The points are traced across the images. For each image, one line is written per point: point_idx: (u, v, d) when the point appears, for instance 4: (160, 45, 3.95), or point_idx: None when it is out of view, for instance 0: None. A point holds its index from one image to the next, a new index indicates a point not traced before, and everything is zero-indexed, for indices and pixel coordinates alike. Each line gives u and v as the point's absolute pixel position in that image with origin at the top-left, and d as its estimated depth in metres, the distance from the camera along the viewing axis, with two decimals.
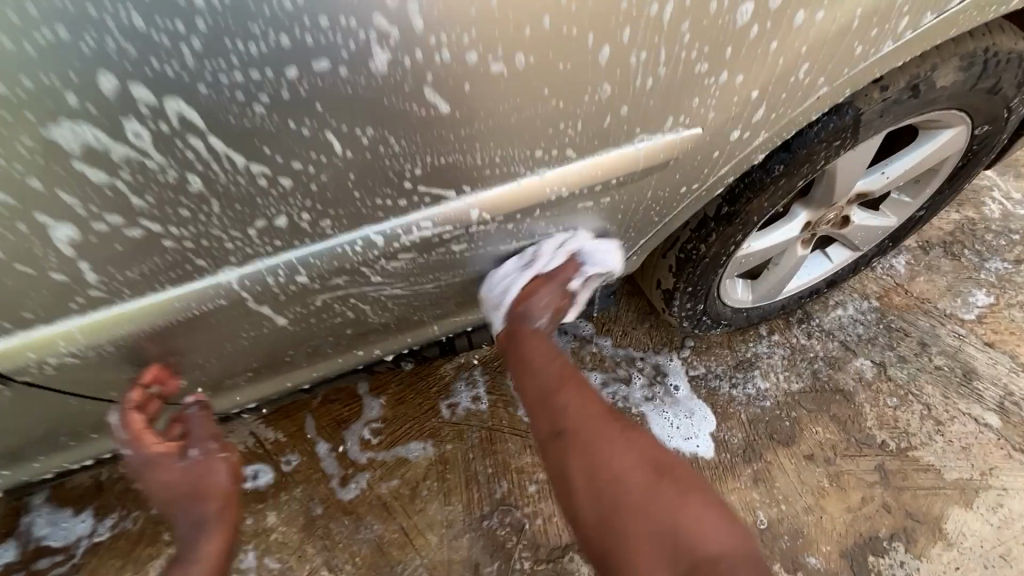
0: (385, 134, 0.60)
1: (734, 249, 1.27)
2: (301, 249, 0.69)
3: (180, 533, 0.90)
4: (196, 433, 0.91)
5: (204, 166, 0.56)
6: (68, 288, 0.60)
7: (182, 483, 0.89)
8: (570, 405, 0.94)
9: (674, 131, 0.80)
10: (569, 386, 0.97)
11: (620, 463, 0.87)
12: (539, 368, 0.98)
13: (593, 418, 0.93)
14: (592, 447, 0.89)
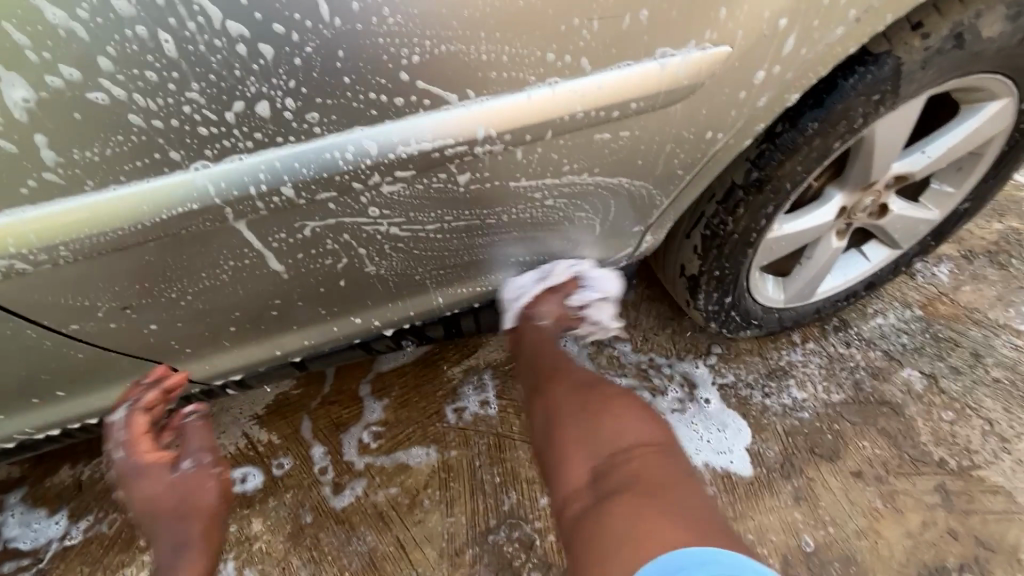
0: (379, 2, 0.55)
1: (765, 224, 1.17)
2: (284, 149, 0.62)
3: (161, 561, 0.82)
4: (194, 444, 0.87)
5: (174, 17, 0.50)
6: (20, 164, 0.54)
7: (165, 500, 0.83)
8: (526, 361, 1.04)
9: (700, 48, 0.72)
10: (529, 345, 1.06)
11: (557, 390, 0.95)
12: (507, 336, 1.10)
13: (543, 355, 1.03)
14: (540, 377, 1.00)
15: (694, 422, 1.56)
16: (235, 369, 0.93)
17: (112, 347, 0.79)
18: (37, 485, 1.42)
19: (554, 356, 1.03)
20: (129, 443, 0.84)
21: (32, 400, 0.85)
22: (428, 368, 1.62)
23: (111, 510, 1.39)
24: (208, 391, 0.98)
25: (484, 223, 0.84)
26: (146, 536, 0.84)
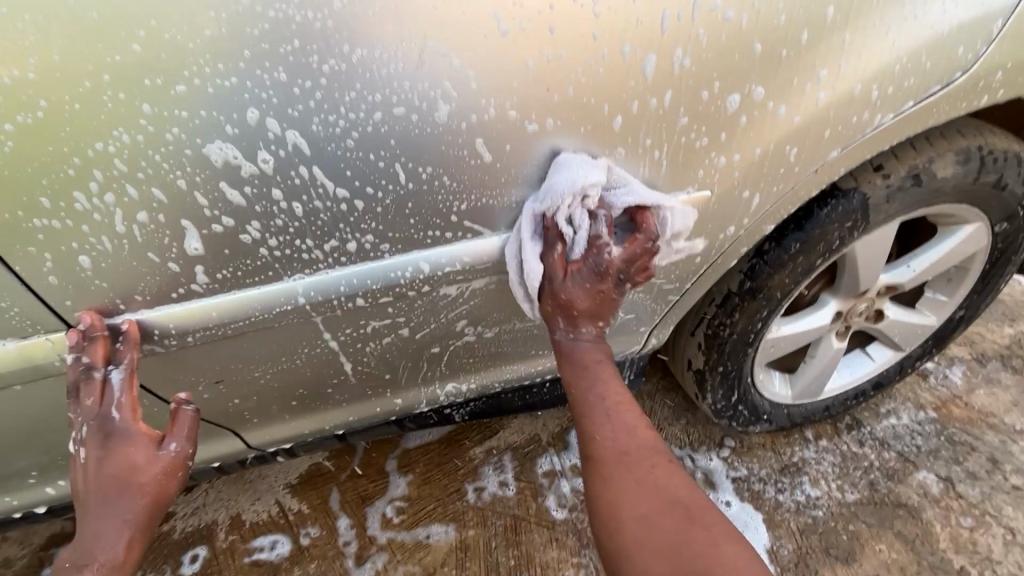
0: (441, 172, 0.75)
1: (761, 326, 1.30)
2: (361, 267, 0.81)
3: (100, 521, 0.82)
4: (180, 433, 0.85)
5: (303, 187, 0.72)
6: (178, 278, 0.75)
7: (134, 474, 0.82)
8: (610, 435, 0.85)
9: (685, 193, 0.91)
10: (620, 415, 0.87)
11: (648, 497, 0.77)
12: (581, 379, 0.92)
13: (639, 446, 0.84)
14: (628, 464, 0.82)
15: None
16: (291, 437, 1.08)
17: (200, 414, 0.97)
18: None
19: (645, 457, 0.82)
20: (117, 408, 0.81)
21: None
22: (451, 448, 1.73)
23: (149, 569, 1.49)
24: (262, 456, 1.12)
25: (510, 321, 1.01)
26: (91, 493, 0.82)
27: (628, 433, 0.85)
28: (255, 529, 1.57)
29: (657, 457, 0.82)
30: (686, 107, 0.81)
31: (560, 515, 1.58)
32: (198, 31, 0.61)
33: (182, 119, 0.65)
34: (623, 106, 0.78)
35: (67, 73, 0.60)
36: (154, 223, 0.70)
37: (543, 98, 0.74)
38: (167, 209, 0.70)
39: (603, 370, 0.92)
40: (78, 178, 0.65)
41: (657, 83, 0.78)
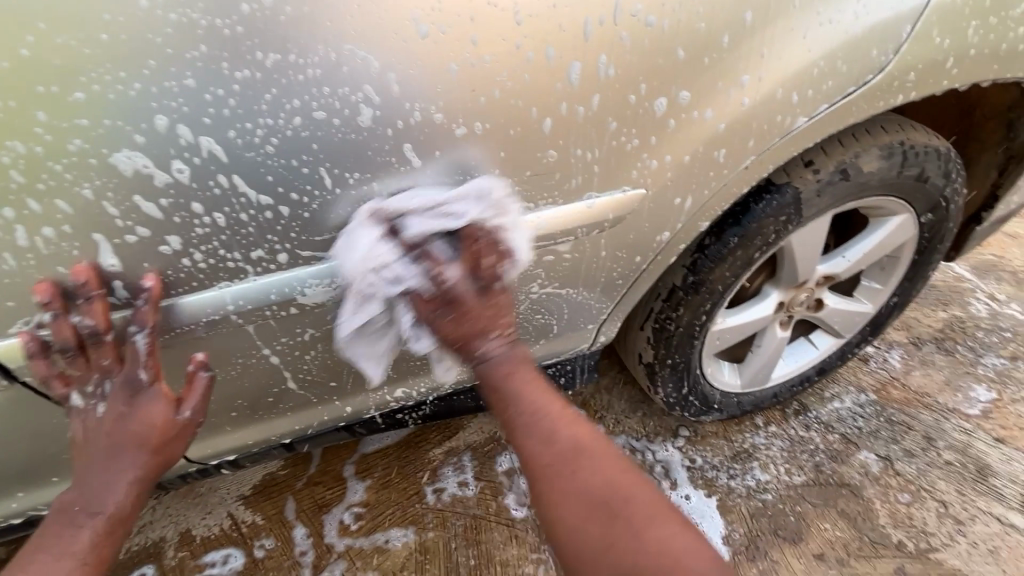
0: (369, 177, 0.74)
1: (705, 318, 1.34)
2: (290, 272, 0.78)
3: (112, 467, 0.80)
4: (192, 401, 0.81)
5: (223, 196, 0.69)
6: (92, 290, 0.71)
7: (150, 435, 0.80)
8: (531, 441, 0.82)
9: (621, 190, 0.92)
10: (536, 415, 0.83)
11: (579, 496, 0.77)
12: (493, 395, 0.86)
13: (567, 449, 0.81)
14: (557, 477, 0.79)
15: None
16: (234, 449, 1.05)
17: None
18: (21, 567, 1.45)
19: (570, 458, 0.80)
20: (138, 369, 0.77)
21: (50, 480, 0.96)
22: (411, 450, 1.72)
23: None
24: (205, 470, 1.09)
25: None
26: (103, 442, 0.79)
27: (553, 437, 0.82)
28: (206, 544, 1.52)
29: (581, 452, 0.80)
30: (614, 110, 0.83)
31: (520, 514, 1.58)
32: (94, 36, 0.58)
33: (84, 127, 0.61)
34: (551, 109, 0.79)
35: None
36: (60, 236, 0.66)
37: (470, 103, 0.73)
38: (74, 220, 0.66)
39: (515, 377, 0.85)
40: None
41: (584, 86, 0.78)
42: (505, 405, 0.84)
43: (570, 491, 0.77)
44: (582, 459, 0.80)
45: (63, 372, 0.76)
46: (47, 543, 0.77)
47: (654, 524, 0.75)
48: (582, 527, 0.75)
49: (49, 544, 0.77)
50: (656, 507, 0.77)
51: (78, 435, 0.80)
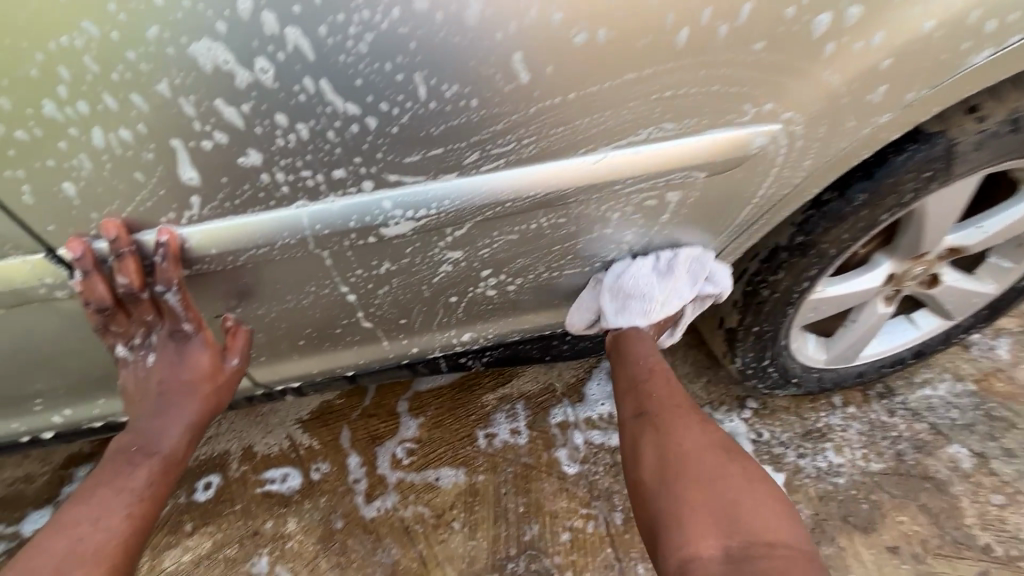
0: (469, 92, 0.62)
1: (807, 286, 1.19)
2: (372, 194, 0.69)
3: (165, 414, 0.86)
4: (238, 350, 0.85)
5: (308, 104, 0.59)
6: (166, 200, 0.64)
7: (201, 380, 0.85)
8: (657, 399, 1.03)
9: (752, 125, 0.77)
10: (664, 385, 1.05)
11: (692, 441, 0.94)
12: (634, 350, 1.09)
13: (677, 406, 1.02)
14: (669, 422, 0.99)
15: None
16: (293, 375, 1.02)
17: None
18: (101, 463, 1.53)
19: (682, 411, 1.01)
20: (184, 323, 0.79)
21: None
22: (464, 392, 1.70)
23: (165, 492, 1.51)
24: (269, 394, 1.08)
25: (535, 267, 0.91)
26: (156, 391, 0.85)
27: (670, 395, 1.04)
28: (266, 461, 1.57)
29: (690, 414, 1.01)
30: (765, 25, 0.68)
31: (571, 470, 1.54)
32: None
33: (160, 9, 0.52)
34: (691, 18, 0.64)
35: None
36: (134, 138, 0.58)
37: (597, 3, 0.60)
38: (149, 120, 0.58)
39: (650, 356, 1.09)
40: (47, 79, 0.54)
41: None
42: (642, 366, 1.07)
43: (683, 438, 0.95)
44: (690, 416, 1.00)
45: (111, 329, 0.79)
46: (110, 479, 0.84)
47: (754, 486, 0.86)
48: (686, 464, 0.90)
49: (112, 480, 0.84)
50: (760, 482, 0.87)
51: (128, 386, 0.86)
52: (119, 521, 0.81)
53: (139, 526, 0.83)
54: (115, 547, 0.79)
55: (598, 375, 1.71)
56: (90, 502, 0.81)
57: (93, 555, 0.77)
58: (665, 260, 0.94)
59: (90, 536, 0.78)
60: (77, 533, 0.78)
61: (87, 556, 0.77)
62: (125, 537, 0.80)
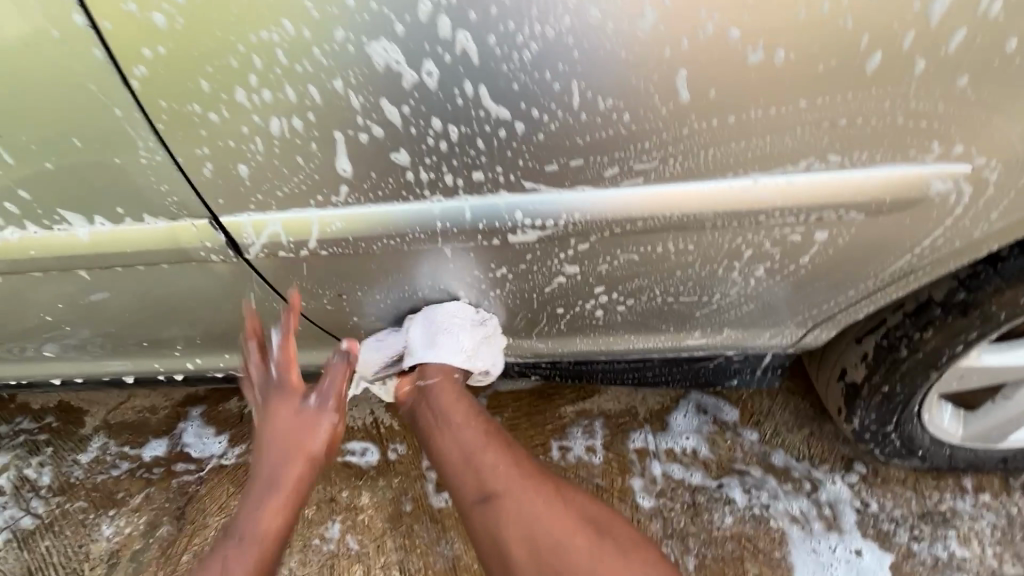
0: (622, 106, 0.58)
1: (960, 350, 1.02)
2: (505, 198, 0.68)
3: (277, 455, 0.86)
4: (322, 388, 0.88)
5: (463, 109, 0.58)
6: (318, 185, 0.66)
7: (290, 426, 0.87)
8: (496, 469, 0.89)
9: (928, 164, 0.67)
10: (490, 445, 0.92)
11: (557, 529, 0.84)
12: (460, 419, 0.94)
13: (519, 479, 0.88)
14: (521, 512, 0.85)
15: (833, 565, 1.31)
16: None
17: (320, 327, 0.94)
18: (211, 408, 1.60)
19: (534, 482, 0.89)
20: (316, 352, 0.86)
21: None
22: (543, 399, 1.59)
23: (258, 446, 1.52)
24: None
25: (651, 290, 0.86)
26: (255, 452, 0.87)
27: (507, 469, 0.89)
28: (350, 433, 1.62)
29: (537, 485, 0.89)
30: (976, 55, 0.56)
31: (645, 505, 1.40)
32: None
33: (348, 8, 0.51)
34: (889, 40, 0.55)
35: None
36: (302, 130, 0.60)
37: (784, 19, 0.53)
38: (320, 114, 0.58)
39: (461, 411, 0.94)
40: (239, 69, 0.55)
41: (951, 14, 0.53)
42: (471, 441, 0.91)
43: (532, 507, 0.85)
44: (540, 489, 0.88)
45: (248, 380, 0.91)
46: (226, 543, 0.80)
47: (628, 555, 0.83)
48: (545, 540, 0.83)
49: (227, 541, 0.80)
50: (629, 545, 0.85)
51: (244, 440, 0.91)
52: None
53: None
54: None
55: (685, 407, 1.55)
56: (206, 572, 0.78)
57: None
58: (480, 317, 0.89)
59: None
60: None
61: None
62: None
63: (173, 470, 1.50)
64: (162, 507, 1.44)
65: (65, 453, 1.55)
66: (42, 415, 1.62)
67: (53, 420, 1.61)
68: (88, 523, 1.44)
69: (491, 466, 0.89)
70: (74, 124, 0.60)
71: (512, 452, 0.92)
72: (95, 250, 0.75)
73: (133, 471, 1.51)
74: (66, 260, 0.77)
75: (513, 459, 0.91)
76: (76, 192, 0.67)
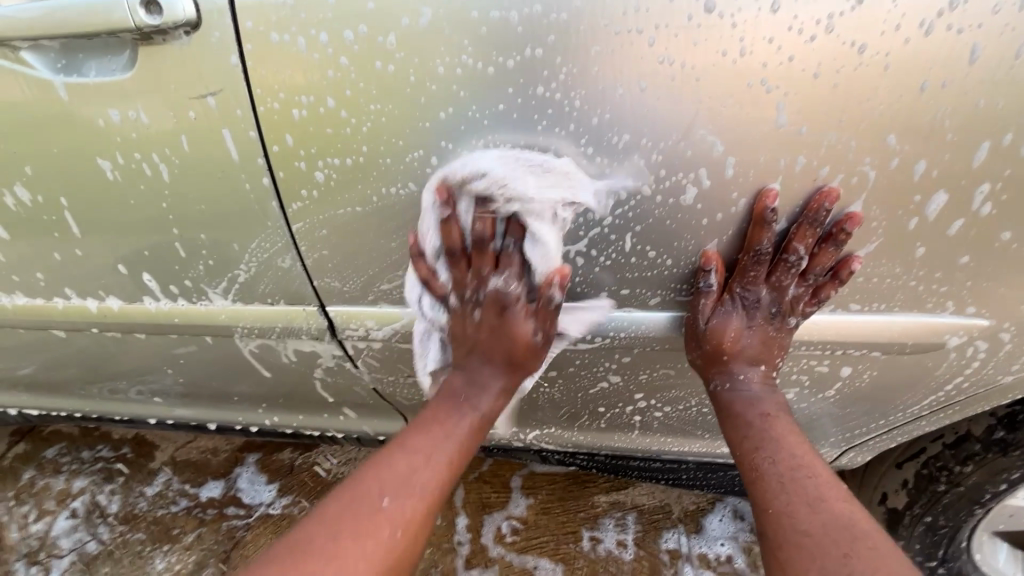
0: (664, 254, 0.73)
1: (1004, 488, 1.03)
2: (561, 311, 0.81)
3: (466, 422, 0.85)
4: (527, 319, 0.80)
5: (535, 247, 0.74)
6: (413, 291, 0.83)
7: (514, 347, 0.83)
8: (822, 498, 0.69)
9: (945, 316, 0.75)
10: (810, 474, 0.72)
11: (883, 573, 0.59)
12: (783, 446, 0.76)
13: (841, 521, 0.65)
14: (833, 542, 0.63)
15: None
16: None
17: (387, 398, 1.07)
18: (267, 456, 1.74)
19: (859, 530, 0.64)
20: (792, 317, 0.78)
21: (323, 413, 1.17)
22: (578, 485, 1.63)
23: (306, 498, 1.62)
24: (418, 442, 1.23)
25: (686, 399, 0.95)
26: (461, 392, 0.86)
27: (821, 501, 0.68)
28: None
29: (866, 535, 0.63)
30: (969, 243, 0.68)
31: None
32: (493, 104, 0.63)
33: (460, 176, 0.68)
34: (890, 222, 0.67)
35: (388, 133, 0.66)
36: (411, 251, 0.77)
37: (798, 199, 0.66)
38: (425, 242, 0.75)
39: (801, 447, 0.76)
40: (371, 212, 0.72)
41: (945, 214, 0.66)
42: (779, 450, 0.75)
43: (806, 518, 0.67)
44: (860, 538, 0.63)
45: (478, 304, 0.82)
46: (383, 485, 0.75)
47: None
48: (819, 560, 0.62)
49: (390, 482, 0.75)
50: None
51: (454, 381, 0.87)
52: (389, 544, 0.70)
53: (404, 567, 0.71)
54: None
55: (722, 510, 1.55)
56: (353, 512, 0.71)
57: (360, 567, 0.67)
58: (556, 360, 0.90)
59: (346, 564, 0.66)
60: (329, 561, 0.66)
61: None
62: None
63: (224, 512, 1.61)
64: (210, 548, 1.53)
65: (134, 483, 1.69)
66: (121, 445, 1.80)
67: (129, 451, 1.78)
68: (145, 554, 1.52)
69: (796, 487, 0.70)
70: (238, 235, 0.78)
71: (837, 494, 0.69)
72: (224, 321, 0.92)
73: (190, 510, 1.62)
74: (199, 328, 0.94)
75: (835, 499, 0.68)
76: (224, 280, 0.86)
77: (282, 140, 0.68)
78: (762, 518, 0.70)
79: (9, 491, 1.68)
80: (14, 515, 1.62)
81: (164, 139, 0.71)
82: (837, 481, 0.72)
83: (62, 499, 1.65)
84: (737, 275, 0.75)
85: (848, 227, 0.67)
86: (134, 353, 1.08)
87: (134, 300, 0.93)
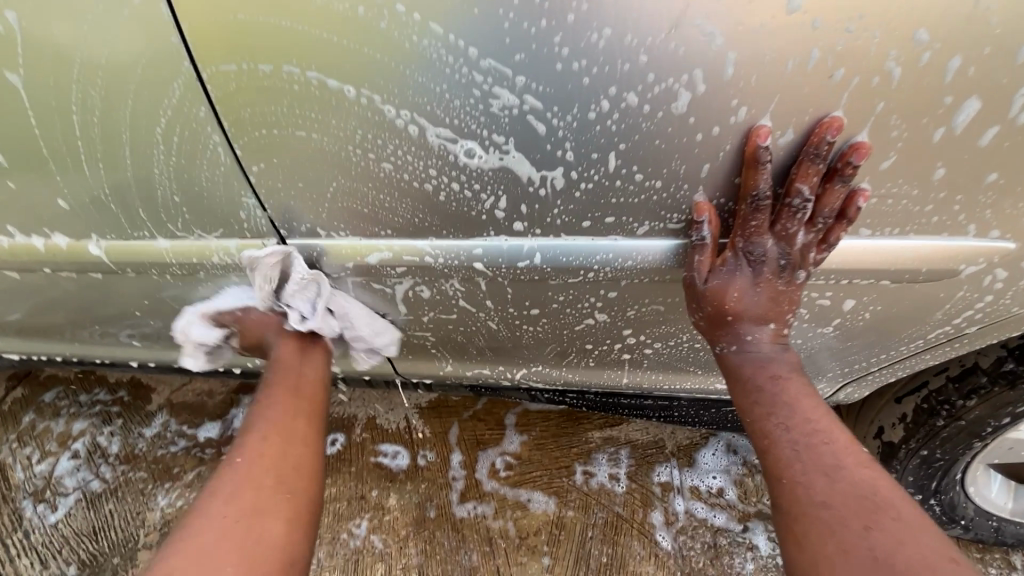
0: (653, 177, 0.65)
1: (1007, 422, 0.99)
2: (540, 241, 0.75)
3: (292, 376, 0.91)
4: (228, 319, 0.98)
5: (508, 171, 0.66)
6: (381, 219, 0.76)
7: (250, 336, 0.99)
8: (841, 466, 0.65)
9: (965, 238, 0.68)
10: (829, 439, 0.68)
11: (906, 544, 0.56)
12: (786, 407, 0.72)
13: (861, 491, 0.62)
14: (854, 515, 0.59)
15: None
16: (428, 374, 1.11)
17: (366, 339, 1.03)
18: None
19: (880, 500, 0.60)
20: (803, 268, 0.71)
21: None
22: (572, 421, 1.62)
23: None
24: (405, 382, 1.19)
25: (678, 335, 0.90)
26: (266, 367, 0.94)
27: (838, 468, 0.64)
28: (384, 435, 1.60)
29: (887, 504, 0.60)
30: (1000, 155, 0.60)
31: (665, 544, 1.38)
32: None
33: (423, 84, 0.60)
34: (912, 133, 0.59)
35: (338, 31, 0.57)
36: (380, 171, 0.69)
37: (811, 108, 0.57)
38: (389, 160, 0.68)
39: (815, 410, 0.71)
40: (338, 134, 0.66)
41: (976, 122, 0.58)
42: (788, 415, 0.71)
43: (823, 488, 0.63)
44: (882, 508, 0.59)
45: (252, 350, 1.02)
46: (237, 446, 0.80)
47: None
48: (837, 533, 0.59)
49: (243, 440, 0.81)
50: None
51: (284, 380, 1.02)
52: (272, 473, 0.77)
53: (289, 485, 0.77)
54: (285, 502, 0.74)
55: (715, 445, 1.55)
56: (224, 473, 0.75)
57: (252, 502, 0.72)
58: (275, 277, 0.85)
59: (244, 500, 0.72)
60: (223, 507, 0.71)
61: (251, 525, 0.69)
62: (292, 488, 0.77)
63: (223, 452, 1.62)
64: None
65: (133, 425, 1.69)
66: (118, 388, 1.79)
67: (126, 394, 1.77)
68: (147, 492, 1.55)
69: (815, 456, 0.66)
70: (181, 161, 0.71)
71: (855, 459, 0.65)
72: (183, 258, 0.86)
73: (189, 450, 1.64)
74: (157, 266, 0.88)
75: (854, 465, 0.65)
76: (176, 213, 0.79)
77: (213, 46, 0.60)
78: (776, 487, 0.66)
79: (11, 434, 1.69)
80: (17, 456, 1.64)
81: (79, 44, 0.62)
82: (856, 445, 0.68)
83: (64, 441, 1.66)
84: (740, 226, 0.67)
85: (855, 160, 0.60)
86: (99, 294, 1.02)
87: (81, 239, 0.86)
